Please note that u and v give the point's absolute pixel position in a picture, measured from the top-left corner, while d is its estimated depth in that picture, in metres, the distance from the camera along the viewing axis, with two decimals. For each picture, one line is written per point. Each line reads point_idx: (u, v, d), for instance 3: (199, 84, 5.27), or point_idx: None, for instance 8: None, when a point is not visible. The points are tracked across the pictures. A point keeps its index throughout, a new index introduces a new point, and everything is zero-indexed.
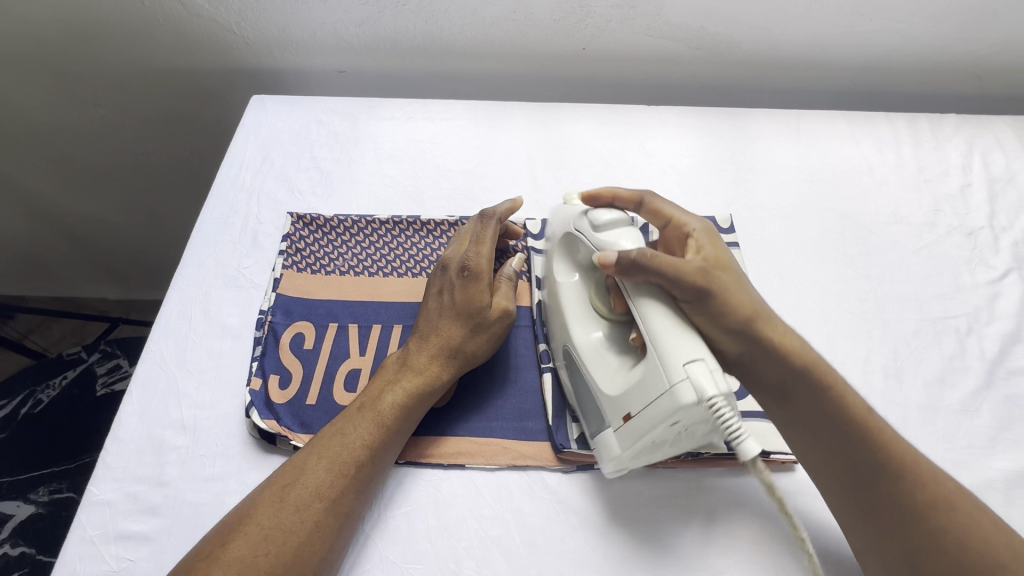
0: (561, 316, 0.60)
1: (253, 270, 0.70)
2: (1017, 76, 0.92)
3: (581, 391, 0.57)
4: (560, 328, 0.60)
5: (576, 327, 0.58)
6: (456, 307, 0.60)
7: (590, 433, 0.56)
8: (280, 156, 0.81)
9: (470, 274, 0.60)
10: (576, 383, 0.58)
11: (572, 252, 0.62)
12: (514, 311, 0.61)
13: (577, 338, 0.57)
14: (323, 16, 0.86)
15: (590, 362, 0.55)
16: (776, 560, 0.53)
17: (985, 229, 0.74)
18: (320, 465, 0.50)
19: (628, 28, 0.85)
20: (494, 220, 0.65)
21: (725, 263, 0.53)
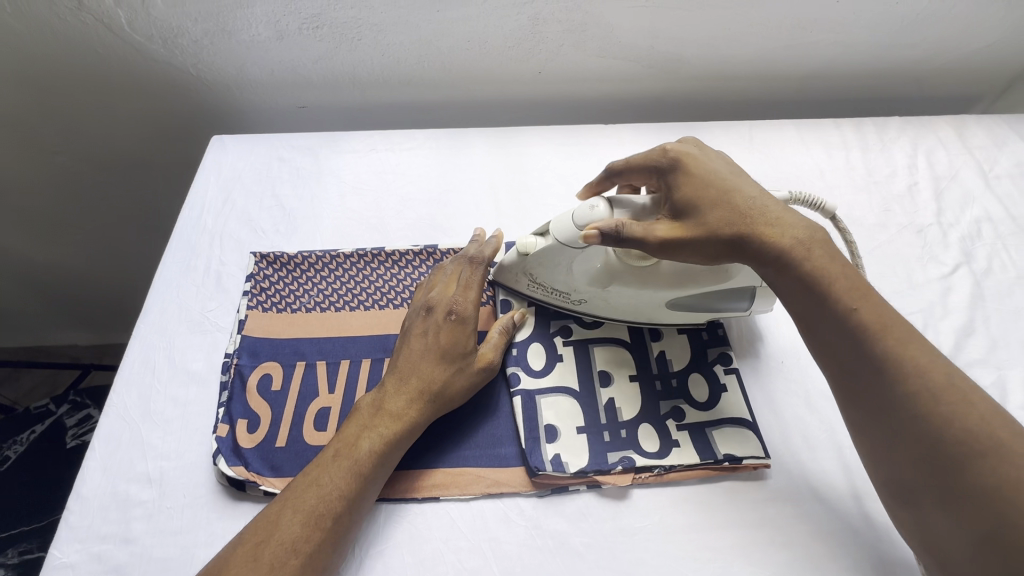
0: (636, 294, 0.63)
1: (217, 312, 0.69)
2: (953, 77, 0.97)
3: (715, 303, 0.65)
4: (646, 300, 0.64)
5: (661, 287, 0.62)
6: (442, 350, 0.59)
7: (734, 313, 0.66)
8: (242, 194, 0.81)
9: (458, 319, 0.61)
10: (706, 307, 0.65)
11: (569, 271, 0.63)
12: (497, 362, 0.63)
13: (682, 288, 0.62)
14: (279, 54, 0.87)
15: (715, 281, 0.61)
16: (754, 570, 0.53)
17: (934, 226, 0.77)
18: (295, 521, 0.49)
19: (581, 53, 0.88)
20: (482, 264, 0.65)
21: (710, 184, 0.57)
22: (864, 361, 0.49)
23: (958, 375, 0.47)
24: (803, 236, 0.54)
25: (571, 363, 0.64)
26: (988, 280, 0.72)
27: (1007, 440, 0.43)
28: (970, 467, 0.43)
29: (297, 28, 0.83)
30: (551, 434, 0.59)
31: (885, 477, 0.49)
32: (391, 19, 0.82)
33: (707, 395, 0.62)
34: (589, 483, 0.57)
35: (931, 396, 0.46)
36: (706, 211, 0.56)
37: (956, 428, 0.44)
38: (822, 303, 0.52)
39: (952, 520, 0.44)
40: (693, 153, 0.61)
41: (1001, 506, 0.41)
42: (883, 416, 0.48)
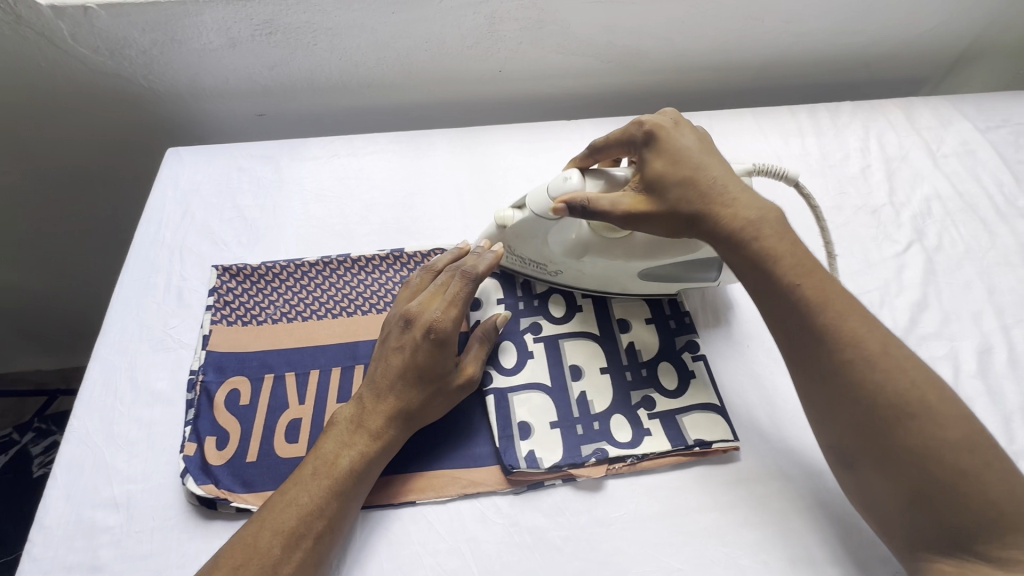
0: (604, 267, 0.65)
1: (179, 329, 0.68)
2: (900, 61, 1.00)
3: (686, 274, 0.66)
4: (614, 271, 0.66)
5: (627, 260, 0.64)
6: (421, 368, 0.58)
7: (707, 282, 0.68)
8: (201, 207, 0.79)
9: (437, 337, 0.58)
10: (676, 277, 0.67)
11: (542, 245, 0.66)
12: (478, 378, 0.62)
13: (649, 262, 0.64)
14: (233, 61, 0.85)
15: (681, 252, 0.62)
16: (728, 550, 0.55)
17: (886, 206, 0.79)
18: (274, 540, 0.49)
19: (540, 49, 0.88)
20: (473, 281, 0.61)
21: (679, 159, 0.58)
22: (811, 333, 0.51)
23: (889, 340, 0.51)
24: (760, 214, 0.56)
25: (542, 359, 0.65)
26: (939, 256, 0.74)
27: (931, 402, 0.48)
28: (903, 430, 0.47)
29: (249, 35, 0.82)
30: (525, 431, 0.60)
31: (827, 441, 0.52)
32: (346, 22, 0.81)
33: (676, 383, 0.64)
34: (565, 477, 0.58)
35: (869, 364, 0.49)
36: (668, 188, 0.57)
37: (891, 395, 0.48)
38: (771, 279, 0.53)
39: (887, 480, 0.48)
40: (668, 126, 0.61)
41: (929, 465, 0.46)
42: (827, 386, 0.51)
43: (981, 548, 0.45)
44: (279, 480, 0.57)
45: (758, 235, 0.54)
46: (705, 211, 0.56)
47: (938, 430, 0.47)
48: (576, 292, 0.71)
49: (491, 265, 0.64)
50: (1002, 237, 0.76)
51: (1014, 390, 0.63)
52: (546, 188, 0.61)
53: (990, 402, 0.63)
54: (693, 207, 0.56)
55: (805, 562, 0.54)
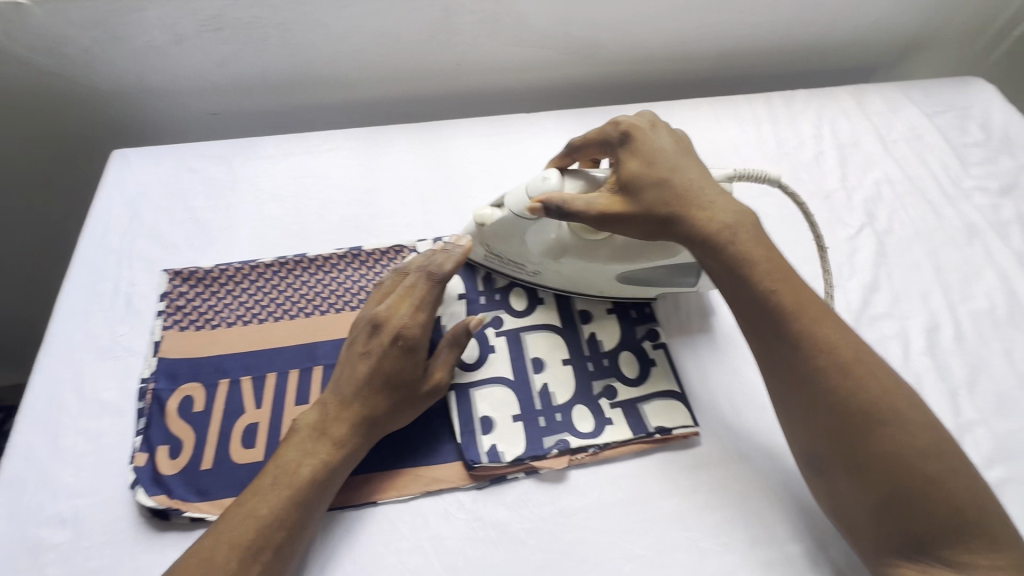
0: (583, 270, 0.65)
1: (129, 336, 0.65)
2: (852, 49, 1.02)
3: (662, 278, 0.66)
4: (592, 275, 0.65)
5: (606, 262, 0.63)
6: (388, 375, 0.57)
7: (682, 288, 0.68)
8: (150, 209, 0.76)
9: (406, 344, 0.58)
10: (654, 282, 0.66)
11: (521, 244, 0.65)
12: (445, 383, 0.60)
13: (629, 264, 0.63)
14: (181, 58, 0.82)
15: (659, 255, 0.62)
16: (689, 534, 0.55)
17: (839, 191, 0.81)
18: (231, 556, 0.48)
19: (497, 41, 0.87)
20: (439, 282, 0.61)
21: (654, 161, 0.58)
22: (785, 339, 0.52)
23: (862, 349, 0.52)
24: (733, 218, 0.55)
25: (504, 353, 0.65)
26: (889, 238, 0.76)
27: (900, 410, 0.49)
28: (875, 438, 0.48)
29: (196, 30, 0.79)
30: (487, 426, 0.59)
31: (800, 446, 0.53)
32: (297, 16, 0.79)
33: (637, 371, 0.64)
34: (527, 470, 0.58)
35: (842, 373, 0.50)
36: (644, 186, 0.57)
37: (862, 401, 0.49)
38: (744, 286, 0.53)
39: (857, 486, 0.49)
40: (644, 127, 0.61)
41: (898, 472, 0.47)
42: (802, 393, 0.51)
43: (945, 552, 0.46)
44: (235, 487, 0.56)
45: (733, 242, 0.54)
46: (679, 211, 0.56)
47: (908, 438, 0.48)
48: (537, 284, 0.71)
49: (459, 261, 0.63)
50: (948, 218, 0.78)
51: (959, 365, 0.66)
52: (525, 187, 0.61)
53: (937, 377, 0.65)
54: (666, 208, 0.56)
55: (762, 541, 0.56)
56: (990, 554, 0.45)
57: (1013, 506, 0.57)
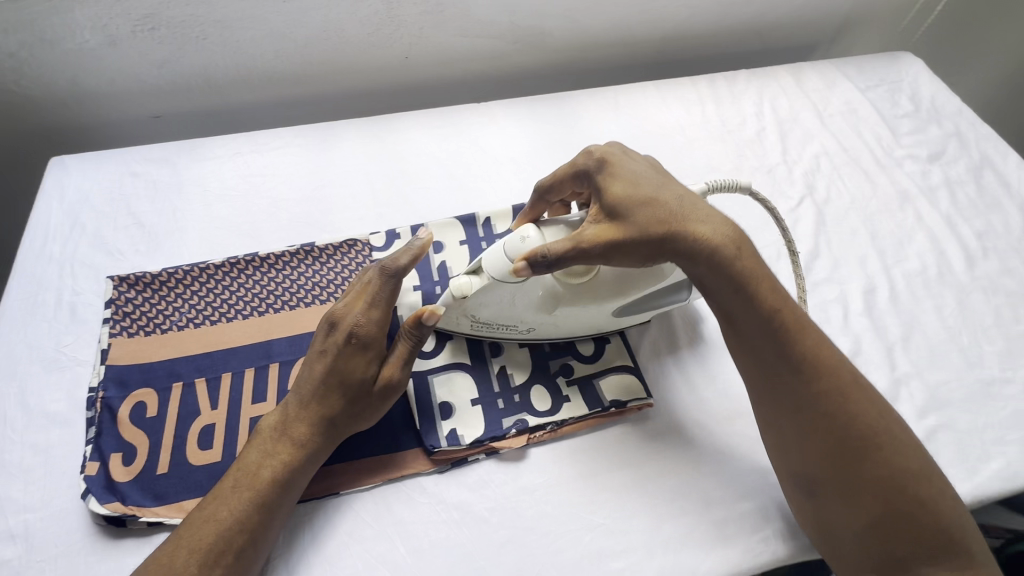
0: (580, 316, 0.61)
1: (76, 346, 0.64)
2: (790, 29, 1.06)
3: (658, 300, 0.63)
4: (590, 317, 0.62)
5: (604, 306, 0.59)
6: (342, 373, 0.56)
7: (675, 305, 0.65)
8: (91, 216, 0.74)
9: (361, 342, 0.56)
10: (648, 306, 0.63)
11: (510, 308, 0.59)
12: (404, 380, 0.58)
13: (625, 301, 0.60)
14: (116, 61, 0.80)
15: (655, 282, 0.59)
16: (645, 501, 0.57)
17: (781, 165, 0.84)
18: (191, 560, 0.48)
19: (442, 32, 0.87)
20: (393, 278, 0.57)
21: (636, 183, 0.54)
22: (790, 365, 0.52)
23: (858, 378, 0.53)
24: (729, 235, 0.53)
25: (461, 339, 0.65)
26: (828, 208, 0.80)
27: (894, 434, 0.51)
28: (871, 463, 0.50)
29: (130, 31, 0.77)
30: (446, 411, 0.60)
31: (793, 471, 0.53)
32: (236, 13, 0.78)
33: (592, 349, 0.66)
34: (488, 451, 0.59)
35: (842, 399, 0.51)
36: (636, 210, 0.52)
37: (860, 427, 0.50)
38: (751, 314, 0.52)
39: (850, 508, 0.50)
40: (619, 154, 0.58)
41: (892, 494, 0.49)
42: (803, 419, 0.52)
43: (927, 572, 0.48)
44: (194, 489, 0.56)
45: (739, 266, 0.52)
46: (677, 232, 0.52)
47: (901, 461, 0.50)
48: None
49: (418, 254, 0.58)
50: (881, 186, 0.82)
51: (894, 324, 0.69)
52: (500, 247, 0.54)
53: (874, 336, 0.68)
54: (661, 228, 0.51)
55: (716, 501, 0.58)
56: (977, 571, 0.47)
57: (944, 450, 0.61)
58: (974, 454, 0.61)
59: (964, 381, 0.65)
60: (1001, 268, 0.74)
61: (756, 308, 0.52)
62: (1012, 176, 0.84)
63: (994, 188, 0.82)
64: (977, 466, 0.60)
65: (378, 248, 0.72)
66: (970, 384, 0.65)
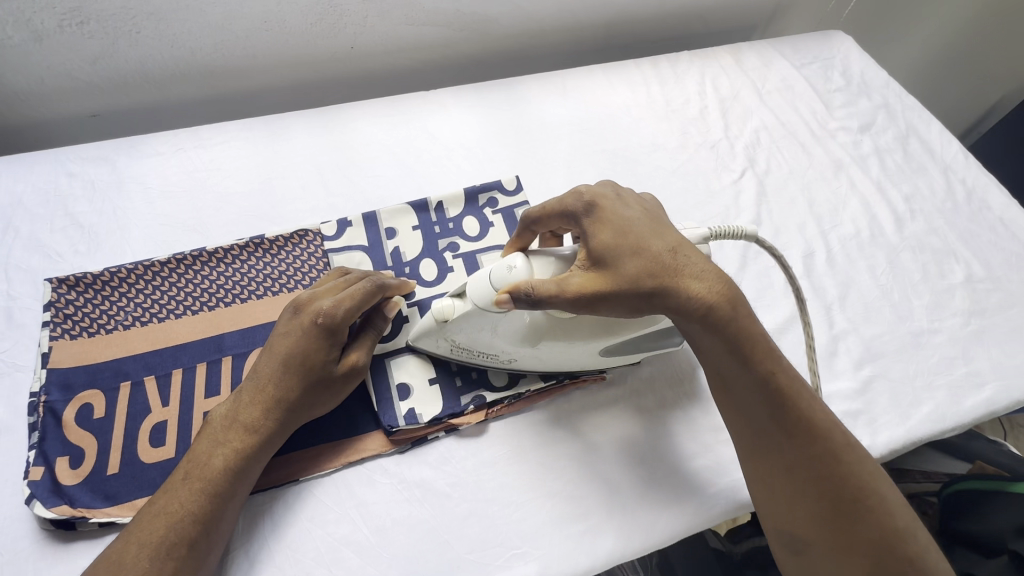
0: (563, 355, 0.58)
1: (14, 352, 0.62)
2: (728, 12, 1.09)
3: (645, 344, 0.60)
4: (572, 358, 0.59)
5: (587, 347, 0.57)
6: (302, 357, 0.55)
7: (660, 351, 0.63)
8: (25, 218, 0.71)
9: (322, 326, 0.56)
10: (635, 350, 0.61)
11: (493, 336, 0.56)
12: (364, 366, 0.59)
13: (610, 342, 0.57)
14: (44, 58, 0.77)
15: (643, 322, 0.56)
16: (601, 465, 0.59)
17: (723, 141, 0.87)
18: (142, 554, 0.47)
19: (386, 20, 0.87)
20: (373, 282, 0.58)
21: (626, 232, 0.51)
22: (780, 420, 0.50)
23: (849, 436, 0.52)
24: (718, 289, 0.49)
25: (417, 321, 0.66)
26: (768, 179, 0.83)
27: (882, 493, 0.49)
28: (864, 524, 0.48)
29: (57, 26, 0.74)
30: (404, 392, 0.60)
31: (779, 527, 0.51)
32: (169, 5, 0.76)
33: None
34: (446, 428, 0.60)
35: (835, 458, 0.49)
36: (624, 261, 0.49)
37: (853, 487, 0.49)
38: (741, 370, 0.50)
39: (843, 566, 0.48)
40: (610, 197, 0.54)
41: (883, 553, 0.47)
42: (797, 478, 0.50)
43: None
44: (146, 487, 0.55)
45: (729, 320, 0.49)
46: (665, 287, 0.49)
47: (890, 519, 0.48)
48: (445, 254, 0.72)
49: (399, 287, 0.61)
50: (817, 157, 0.86)
51: (832, 285, 0.73)
52: (488, 276, 0.52)
53: (813, 297, 0.72)
54: (652, 284, 0.49)
55: (670, 461, 0.60)
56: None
57: (879, 398, 0.65)
58: (906, 400, 0.65)
59: (896, 334, 0.70)
60: (927, 228, 0.79)
61: (745, 363, 0.50)
62: (936, 143, 0.89)
63: (920, 154, 0.87)
64: (909, 410, 0.64)
65: (329, 238, 0.72)
66: (901, 336, 0.69)
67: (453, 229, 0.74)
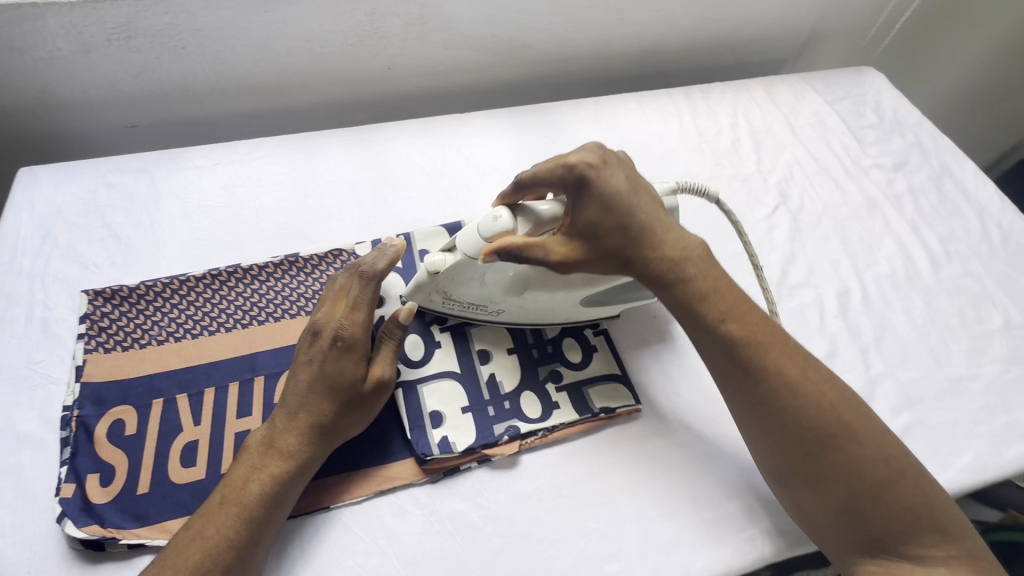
0: (548, 304, 0.62)
1: (48, 363, 0.62)
2: (759, 45, 1.10)
3: (621, 297, 0.65)
4: (557, 305, 0.63)
5: (569, 296, 0.61)
6: (332, 379, 0.55)
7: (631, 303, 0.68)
8: (64, 229, 0.71)
9: (346, 345, 0.56)
10: (613, 301, 0.65)
11: (482, 287, 0.60)
12: (392, 377, 0.58)
13: (591, 292, 0.61)
14: (90, 70, 0.78)
15: (616, 279, 0.59)
16: (637, 504, 0.58)
17: (756, 174, 0.87)
18: None
19: (425, 44, 0.88)
20: (373, 280, 0.58)
21: (609, 208, 0.53)
22: (740, 363, 0.52)
23: (814, 367, 0.53)
24: (689, 261, 0.54)
25: (450, 347, 0.65)
26: (801, 215, 0.83)
27: (853, 423, 0.51)
28: (834, 454, 0.50)
29: (106, 39, 0.75)
30: (437, 419, 0.60)
31: (765, 462, 0.54)
32: (216, 23, 0.77)
33: (580, 355, 0.66)
34: (479, 459, 0.59)
35: (792, 392, 0.51)
36: (606, 235, 0.54)
37: (819, 420, 0.50)
38: (697, 316, 0.53)
39: (820, 499, 0.51)
40: (596, 164, 0.54)
41: (856, 483, 0.49)
42: (758, 417, 0.52)
43: (908, 550, 0.48)
44: (176, 508, 0.54)
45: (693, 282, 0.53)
46: (640, 261, 0.54)
47: (860, 447, 0.50)
48: None
49: (394, 259, 0.60)
50: (850, 193, 0.86)
51: (867, 325, 0.72)
52: (477, 229, 0.55)
53: (849, 337, 0.71)
54: (627, 257, 0.54)
55: (704, 502, 0.59)
56: (943, 545, 0.48)
57: (918, 445, 0.63)
58: (946, 448, 0.63)
59: (934, 379, 0.69)
60: (963, 271, 0.78)
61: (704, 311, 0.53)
62: (970, 184, 0.88)
63: (955, 195, 0.87)
64: (948, 459, 0.63)
65: None
66: (940, 381, 0.68)
67: None
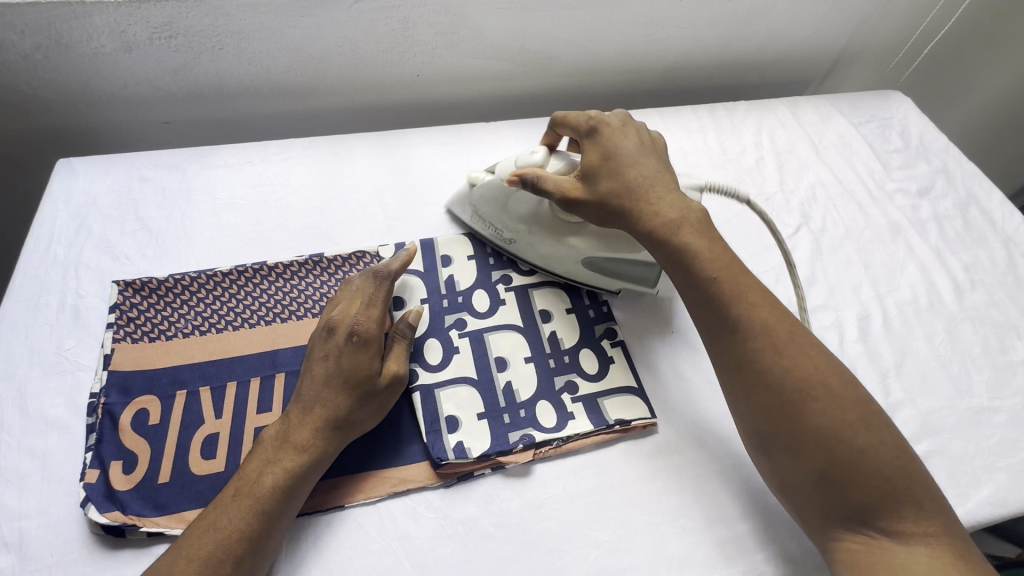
0: (552, 250, 0.69)
1: (78, 350, 0.63)
2: (785, 65, 1.10)
3: (623, 267, 0.69)
4: (560, 257, 0.70)
5: (571, 244, 0.68)
6: (347, 374, 0.56)
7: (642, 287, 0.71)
8: (99, 220, 0.73)
9: (362, 340, 0.57)
10: (614, 270, 0.70)
11: (505, 211, 0.71)
12: (406, 373, 0.60)
13: (592, 246, 0.67)
14: (131, 67, 0.81)
15: (617, 235, 0.66)
16: (649, 520, 0.58)
17: (778, 194, 0.87)
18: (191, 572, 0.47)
19: (454, 53, 0.89)
20: (387, 279, 0.61)
21: (610, 155, 0.62)
22: (724, 316, 0.55)
23: (799, 331, 0.55)
24: (675, 211, 0.59)
25: (468, 352, 0.65)
26: (823, 236, 0.83)
27: (832, 384, 0.51)
28: (809, 413, 0.50)
29: (147, 38, 0.77)
30: (452, 424, 0.60)
31: (746, 425, 0.55)
32: (254, 26, 0.79)
33: (597, 367, 0.66)
34: (493, 465, 0.59)
35: (773, 350, 0.53)
36: (601, 178, 0.61)
37: (798, 377, 0.52)
38: (689, 272, 0.57)
39: (796, 462, 0.51)
40: (615, 126, 0.65)
41: (830, 444, 0.49)
42: (739, 374, 0.54)
43: (884, 523, 0.48)
44: (195, 499, 0.55)
45: (681, 236, 0.58)
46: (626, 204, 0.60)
47: (836, 409, 0.50)
48: (498, 286, 0.71)
49: (406, 262, 0.64)
50: (873, 217, 0.86)
51: (888, 350, 0.72)
52: (515, 160, 0.66)
53: (869, 362, 0.70)
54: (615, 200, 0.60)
55: (717, 521, 0.59)
56: (920, 521, 0.48)
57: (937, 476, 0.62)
58: (965, 480, 0.62)
59: (955, 409, 0.68)
60: (987, 300, 0.78)
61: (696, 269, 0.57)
62: (997, 213, 0.87)
63: (981, 224, 0.86)
64: (968, 491, 0.62)
65: None
66: (961, 412, 0.67)
67: (507, 262, 0.74)
